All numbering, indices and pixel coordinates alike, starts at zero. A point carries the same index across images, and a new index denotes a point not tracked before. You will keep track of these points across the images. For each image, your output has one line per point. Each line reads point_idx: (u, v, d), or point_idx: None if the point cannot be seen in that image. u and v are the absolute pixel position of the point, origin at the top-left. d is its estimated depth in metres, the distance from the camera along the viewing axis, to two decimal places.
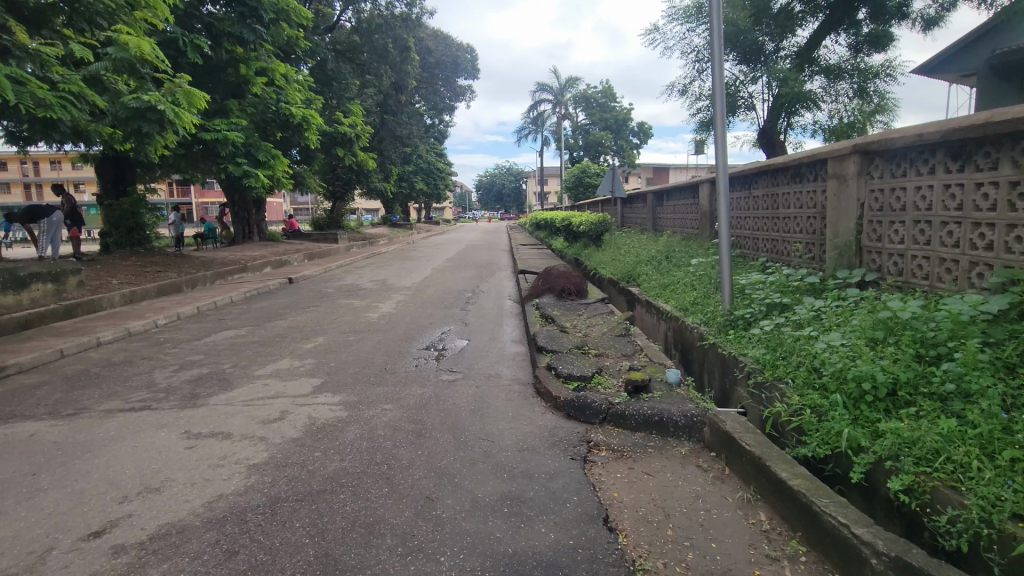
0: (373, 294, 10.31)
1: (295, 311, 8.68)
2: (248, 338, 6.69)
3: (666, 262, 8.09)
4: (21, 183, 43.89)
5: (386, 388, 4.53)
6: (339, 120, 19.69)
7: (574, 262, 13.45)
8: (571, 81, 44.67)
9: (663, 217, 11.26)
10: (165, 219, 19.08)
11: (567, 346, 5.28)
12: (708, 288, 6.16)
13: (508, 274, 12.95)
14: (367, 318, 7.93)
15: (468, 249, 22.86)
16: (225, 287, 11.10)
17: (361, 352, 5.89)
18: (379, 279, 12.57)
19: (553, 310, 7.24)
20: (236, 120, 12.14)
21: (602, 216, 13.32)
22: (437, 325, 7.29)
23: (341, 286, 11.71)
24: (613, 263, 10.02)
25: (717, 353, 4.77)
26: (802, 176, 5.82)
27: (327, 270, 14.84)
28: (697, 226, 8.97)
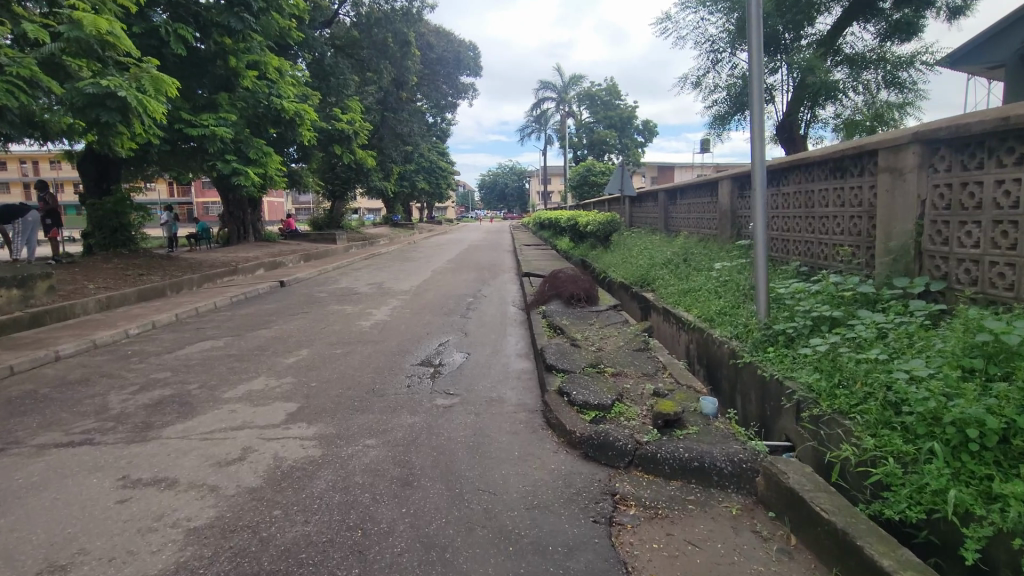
0: (367, 300, 9.65)
1: (281, 318, 8.02)
2: (224, 351, 6.06)
3: (684, 265, 7.44)
4: (20, 183, 43.36)
5: (371, 417, 3.88)
6: (336, 117, 19.06)
7: (581, 265, 12.80)
8: (575, 79, 43.95)
9: (677, 217, 10.57)
10: (158, 219, 18.49)
11: (580, 364, 4.62)
12: (736, 296, 5.51)
13: (512, 277, 12.29)
14: (358, 327, 7.28)
15: (471, 249, 22.23)
16: (211, 292, 10.47)
17: (347, 369, 5.25)
18: (376, 282, 11.94)
19: (562, 319, 6.58)
20: (225, 115, 11.51)
21: (611, 216, 12.63)
22: (434, 336, 6.64)
23: (335, 290, 11.07)
24: (624, 266, 9.34)
25: (756, 375, 4.12)
26: (844, 170, 5.16)
27: (322, 272, 14.20)
28: (715, 227, 8.31)
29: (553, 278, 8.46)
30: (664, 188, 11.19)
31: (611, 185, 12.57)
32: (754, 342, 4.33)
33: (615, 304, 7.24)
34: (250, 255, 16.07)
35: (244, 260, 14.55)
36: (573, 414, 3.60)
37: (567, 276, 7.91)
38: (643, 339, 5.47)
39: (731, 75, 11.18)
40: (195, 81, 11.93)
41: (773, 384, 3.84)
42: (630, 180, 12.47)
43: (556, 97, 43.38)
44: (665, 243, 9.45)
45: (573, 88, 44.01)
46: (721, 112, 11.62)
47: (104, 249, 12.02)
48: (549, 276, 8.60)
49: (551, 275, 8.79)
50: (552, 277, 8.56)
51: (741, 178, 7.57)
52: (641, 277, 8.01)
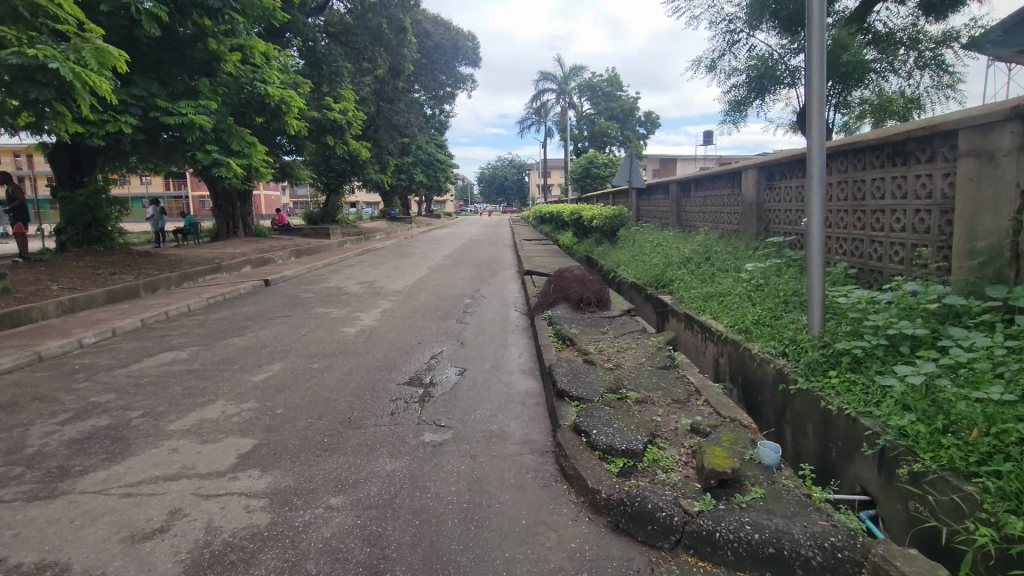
0: (356, 301, 8.86)
1: (258, 323, 7.24)
2: (186, 365, 5.28)
3: (706, 265, 6.67)
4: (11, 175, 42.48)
5: (343, 463, 3.12)
6: (328, 106, 18.22)
7: (586, 262, 12.04)
8: (577, 69, 42.87)
9: (692, 210, 9.79)
10: (142, 213, 17.68)
11: (597, 388, 3.85)
12: (775, 303, 4.77)
13: (513, 275, 11.49)
14: (341, 334, 6.49)
15: (469, 245, 21.44)
16: (189, 292, 9.70)
17: (321, 390, 4.48)
18: (367, 281, 11.16)
19: (570, 327, 5.82)
20: (206, 102, 10.71)
21: (618, 210, 11.87)
22: (426, 346, 5.88)
23: (324, 289, 10.30)
24: (635, 264, 8.56)
25: (815, 405, 3.37)
26: (906, 156, 4.40)
27: (312, 269, 13.42)
28: (738, 221, 7.53)
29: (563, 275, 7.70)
30: (677, 179, 10.40)
31: (619, 176, 11.75)
32: (810, 362, 3.59)
33: (630, 308, 6.48)
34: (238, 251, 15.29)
35: (229, 257, 13.77)
36: (595, 463, 2.84)
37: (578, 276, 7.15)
38: (668, 353, 4.71)
39: (750, 56, 10.38)
40: (174, 66, 11.05)
41: (842, 420, 3.10)
42: (639, 170, 11.66)
43: (557, 88, 42.34)
44: (680, 240, 8.68)
45: (574, 79, 42.95)
46: (740, 97, 10.85)
47: (76, 246, 11.22)
48: (556, 274, 7.83)
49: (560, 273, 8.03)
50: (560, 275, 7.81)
51: (769, 168, 6.78)
52: (657, 277, 7.25)
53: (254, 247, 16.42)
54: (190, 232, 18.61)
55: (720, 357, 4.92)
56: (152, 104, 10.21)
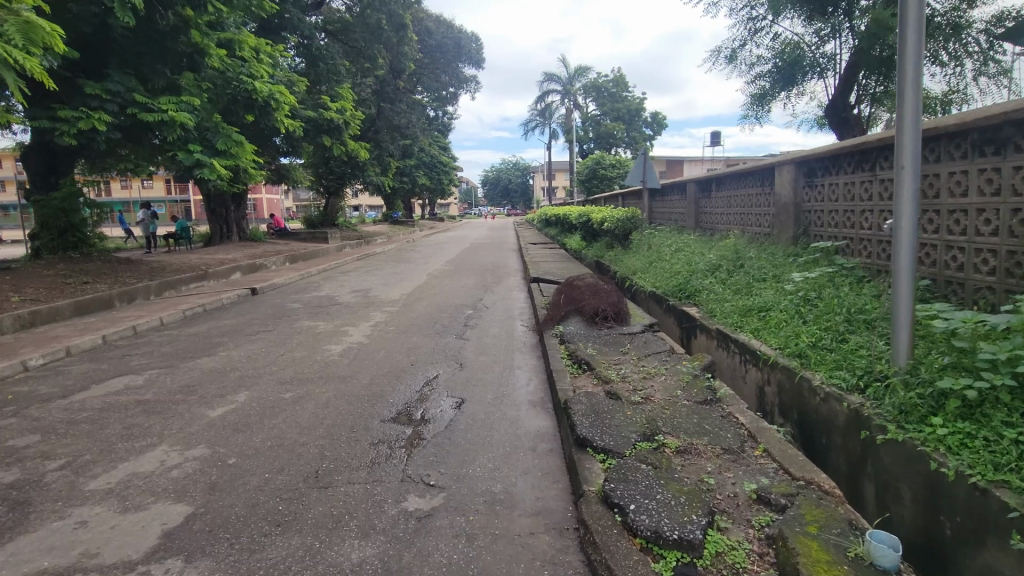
0: (347, 313, 8.08)
1: (233, 340, 6.47)
2: (137, 395, 4.52)
3: (738, 273, 5.89)
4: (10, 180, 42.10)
5: (296, 549, 2.35)
6: (324, 105, 17.51)
7: (597, 267, 11.28)
8: (581, 70, 42.07)
9: (713, 212, 8.98)
10: (132, 217, 16.99)
11: (627, 434, 3.06)
12: (834, 321, 3.98)
13: (518, 282, 10.72)
14: (325, 353, 5.73)
15: (473, 249, 20.69)
16: (168, 303, 8.97)
17: (289, 430, 3.70)
18: (362, 289, 10.43)
19: (585, 347, 5.04)
20: (190, 98, 10.01)
21: (631, 212, 11.14)
22: (419, 369, 5.10)
23: (314, 299, 9.56)
24: (655, 270, 7.76)
25: (917, 464, 2.59)
26: (999, 144, 3.62)
27: (305, 276, 12.68)
28: (771, 224, 6.74)
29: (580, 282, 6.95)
30: (696, 178, 9.60)
31: (631, 176, 10.93)
32: (906, 403, 2.80)
33: (654, 323, 5.69)
34: (229, 257, 14.58)
35: (219, 263, 13.05)
36: (637, 559, 2.06)
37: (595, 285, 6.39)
38: (707, 382, 3.91)
39: (775, 43, 9.56)
40: (155, 61, 10.28)
41: (963, 490, 2.32)
42: (654, 170, 10.84)
43: (561, 89, 41.56)
44: (703, 244, 7.90)
45: (579, 79, 42.13)
46: (762, 88, 10.04)
47: (52, 253, 10.52)
48: (569, 284, 7.07)
49: (575, 280, 7.26)
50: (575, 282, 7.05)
51: (810, 164, 5.98)
52: (682, 286, 6.45)
53: (248, 252, 15.71)
54: (182, 237, 17.91)
55: (769, 387, 4.12)
56: (129, 99, 9.57)
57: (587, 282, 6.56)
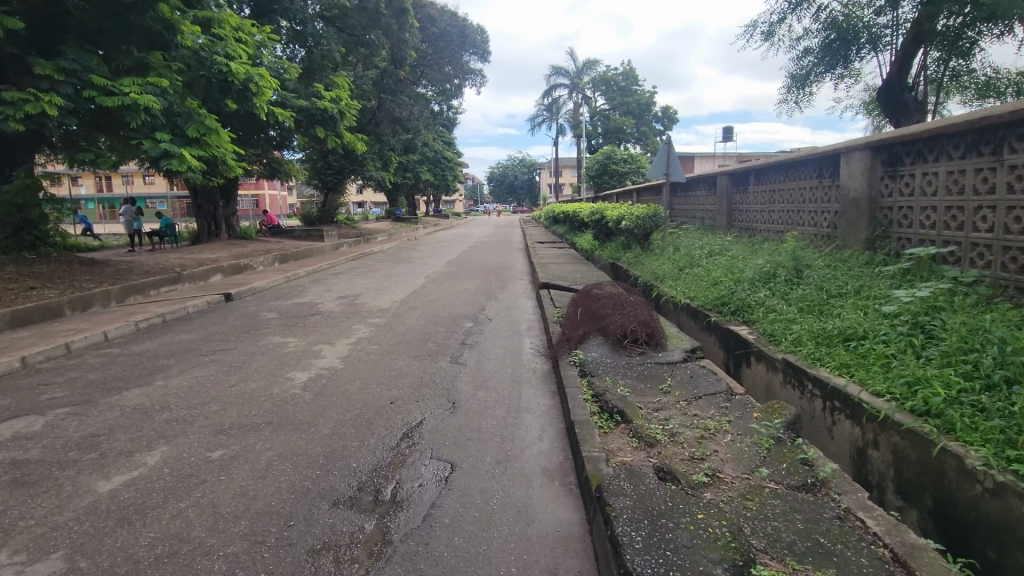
0: (326, 326, 6.92)
1: (181, 364, 5.32)
2: (17, 452, 3.38)
3: (803, 286, 4.73)
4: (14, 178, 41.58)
5: None
6: (318, 94, 16.41)
7: (613, 270, 10.13)
8: (589, 63, 40.90)
9: (752, 209, 7.81)
10: (114, 213, 15.93)
11: (707, 567, 1.91)
12: (977, 364, 2.84)
13: (526, 288, 9.55)
14: (286, 385, 4.58)
15: (477, 248, 19.54)
16: (126, 311, 7.85)
17: (196, 524, 2.55)
18: (350, 295, 9.30)
19: (615, 383, 3.90)
20: (157, 79, 8.92)
21: (653, 209, 9.95)
22: (399, 412, 3.93)
23: (295, 306, 8.42)
24: (688, 278, 6.59)
25: None
26: None
27: (292, 279, 11.56)
28: (834, 224, 5.59)
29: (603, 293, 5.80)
30: (730, 170, 8.42)
31: (654, 168, 9.60)
32: None
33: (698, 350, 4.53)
34: (212, 257, 13.46)
35: (197, 265, 11.92)
36: None
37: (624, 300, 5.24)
38: (797, 450, 2.74)
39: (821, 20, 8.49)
40: (120, 39, 9.18)
41: None
42: (679, 162, 9.57)
43: (569, 83, 40.39)
44: (745, 247, 6.74)
45: (587, 73, 40.95)
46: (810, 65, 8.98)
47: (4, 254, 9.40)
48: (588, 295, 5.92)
49: (596, 290, 6.12)
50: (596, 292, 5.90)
51: (891, 149, 4.82)
52: (729, 301, 5.30)
53: (233, 252, 14.61)
54: (167, 234, 16.81)
55: (878, 451, 2.96)
56: (86, 79, 8.42)
57: (610, 295, 5.41)
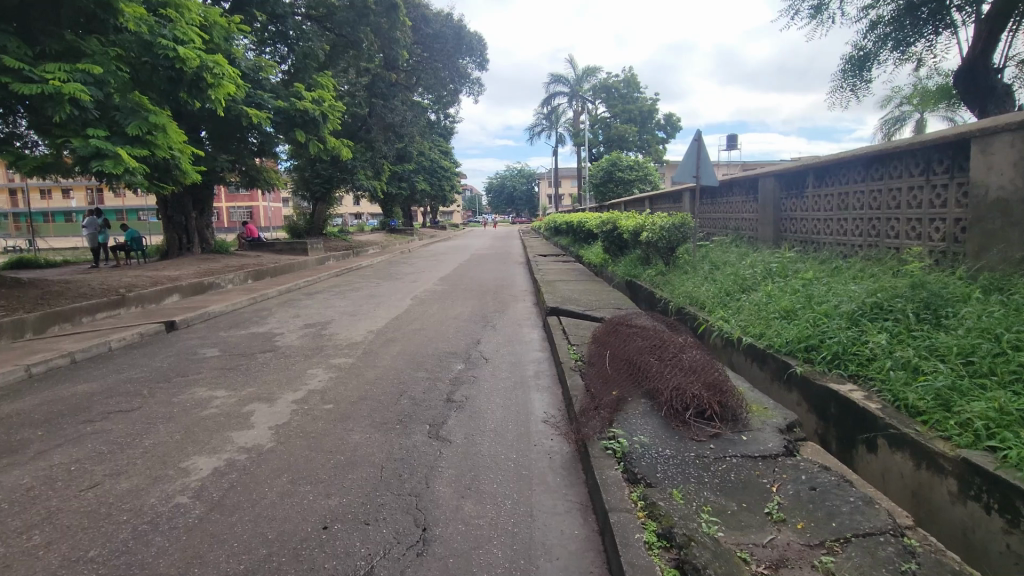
0: (276, 370, 5.34)
1: (49, 438, 3.74)
2: None
3: (954, 331, 3.23)
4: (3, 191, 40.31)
5: None
6: (298, 93, 14.87)
7: (635, 291, 8.56)
8: (590, 69, 39.49)
9: (811, 217, 6.33)
10: (85, 223, 14.42)
11: None
12: None
13: (531, 314, 7.98)
14: (176, 485, 3.01)
15: (476, 261, 17.95)
16: (31, 347, 6.24)
17: None
18: (318, 323, 7.73)
19: (695, 506, 2.36)
20: (88, 65, 7.39)
21: (680, 217, 8.37)
22: (332, 552, 2.37)
23: (248, 339, 6.84)
24: (746, 308, 5.05)
25: None
26: None
27: (259, 300, 9.97)
28: (964, 239, 4.11)
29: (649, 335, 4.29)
30: (780, 168, 6.95)
31: (682, 169, 8.04)
32: None
33: (798, 433, 3.01)
34: (173, 274, 11.90)
35: (151, 284, 10.34)
36: None
37: (683, 351, 3.73)
38: None
39: None
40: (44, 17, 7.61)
41: None
42: (710, 164, 8.05)
43: (569, 90, 39.02)
44: (819, 267, 5.23)
45: (588, 80, 39.51)
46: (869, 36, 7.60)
47: None
48: (626, 338, 4.41)
49: (636, 329, 4.61)
50: (639, 334, 4.38)
51: None
52: (827, 346, 3.80)
53: (200, 269, 13.06)
54: (132, 248, 15.23)
55: None
56: None
57: (656, 343, 3.89)
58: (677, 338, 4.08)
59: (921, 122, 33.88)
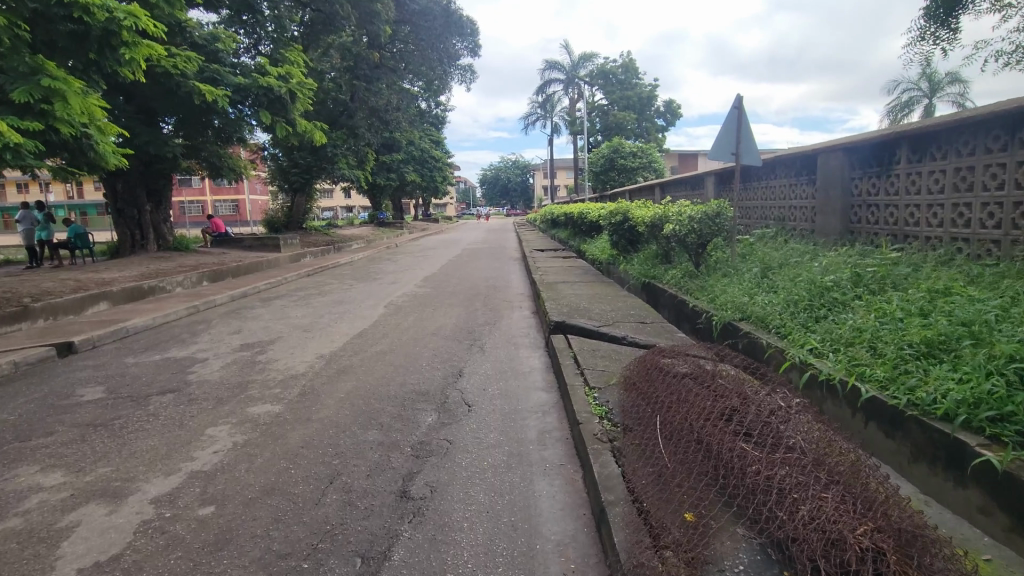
0: (161, 428, 3.67)
1: None
2: None
3: None
4: None
5: None
6: (262, 69, 13.11)
7: (658, 297, 6.94)
8: (587, 54, 37.71)
9: (903, 202, 4.76)
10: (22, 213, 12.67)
11: None
12: None
13: (529, 329, 6.35)
14: None
15: (467, 257, 16.30)
16: None
17: None
18: (259, 343, 6.06)
19: None
20: None
21: (715, 205, 6.74)
22: None
23: (154, 371, 5.15)
24: (848, 334, 3.45)
25: None
26: None
27: (201, 311, 8.26)
28: None
29: (726, 396, 2.71)
30: (852, 141, 5.30)
31: (717, 145, 6.40)
32: None
33: None
34: (111, 276, 10.23)
35: (75, 290, 8.62)
36: None
37: (801, 444, 2.17)
38: None
39: None
40: None
41: None
42: (752, 139, 6.43)
43: (565, 76, 37.27)
44: (945, 275, 3.65)
45: (585, 65, 37.71)
46: None
47: None
48: (685, 392, 2.81)
49: (700, 381, 3.01)
50: (707, 391, 2.79)
51: None
52: None
53: (147, 270, 11.39)
54: (79, 246, 13.47)
55: None
56: None
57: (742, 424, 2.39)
58: (778, 405, 2.50)
59: (931, 106, 32.30)
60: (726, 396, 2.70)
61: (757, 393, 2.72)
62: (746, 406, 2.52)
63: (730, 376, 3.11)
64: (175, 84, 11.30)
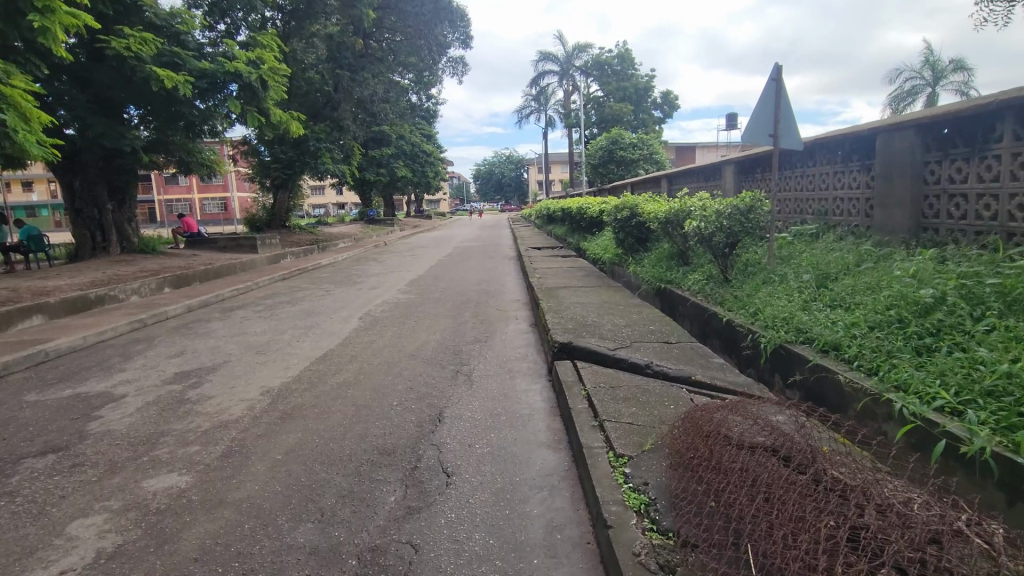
0: (6, 521, 2.57)
1: None
2: None
3: None
4: None
5: None
6: (231, 52, 11.93)
7: (678, 307, 5.85)
8: (582, 45, 36.53)
9: (1009, 190, 3.72)
10: None
11: None
12: None
13: (526, 349, 5.26)
14: None
15: (458, 256, 15.19)
16: None
17: None
18: (196, 372, 4.94)
19: None
20: None
21: (746, 198, 5.64)
22: None
23: (46, 415, 4.01)
24: (992, 382, 2.39)
25: None
26: None
27: (146, 328, 7.11)
28: None
29: (843, 499, 1.76)
30: (928, 115, 4.23)
31: (752, 125, 5.32)
32: None
33: None
34: (54, 284, 9.07)
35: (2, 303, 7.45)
36: None
37: None
38: None
39: None
40: None
41: None
42: (793, 117, 5.35)
43: (559, 68, 36.11)
44: None
45: (580, 56, 36.54)
46: None
47: None
48: (772, 479, 1.84)
49: (781, 457, 2.04)
50: (807, 484, 1.82)
51: None
52: None
53: (101, 275, 10.24)
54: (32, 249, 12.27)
55: None
56: None
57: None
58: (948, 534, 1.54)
59: (936, 95, 31.35)
60: (845, 501, 1.73)
61: (883, 488, 1.78)
62: (894, 531, 1.56)
63: (818, 446, 2.14)
64: (130, 69, 10.15)
